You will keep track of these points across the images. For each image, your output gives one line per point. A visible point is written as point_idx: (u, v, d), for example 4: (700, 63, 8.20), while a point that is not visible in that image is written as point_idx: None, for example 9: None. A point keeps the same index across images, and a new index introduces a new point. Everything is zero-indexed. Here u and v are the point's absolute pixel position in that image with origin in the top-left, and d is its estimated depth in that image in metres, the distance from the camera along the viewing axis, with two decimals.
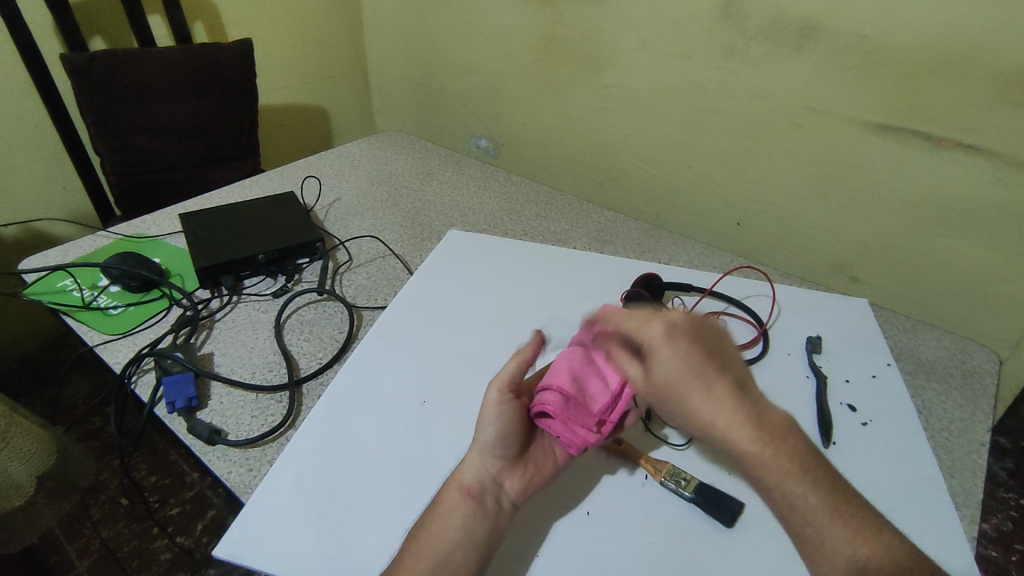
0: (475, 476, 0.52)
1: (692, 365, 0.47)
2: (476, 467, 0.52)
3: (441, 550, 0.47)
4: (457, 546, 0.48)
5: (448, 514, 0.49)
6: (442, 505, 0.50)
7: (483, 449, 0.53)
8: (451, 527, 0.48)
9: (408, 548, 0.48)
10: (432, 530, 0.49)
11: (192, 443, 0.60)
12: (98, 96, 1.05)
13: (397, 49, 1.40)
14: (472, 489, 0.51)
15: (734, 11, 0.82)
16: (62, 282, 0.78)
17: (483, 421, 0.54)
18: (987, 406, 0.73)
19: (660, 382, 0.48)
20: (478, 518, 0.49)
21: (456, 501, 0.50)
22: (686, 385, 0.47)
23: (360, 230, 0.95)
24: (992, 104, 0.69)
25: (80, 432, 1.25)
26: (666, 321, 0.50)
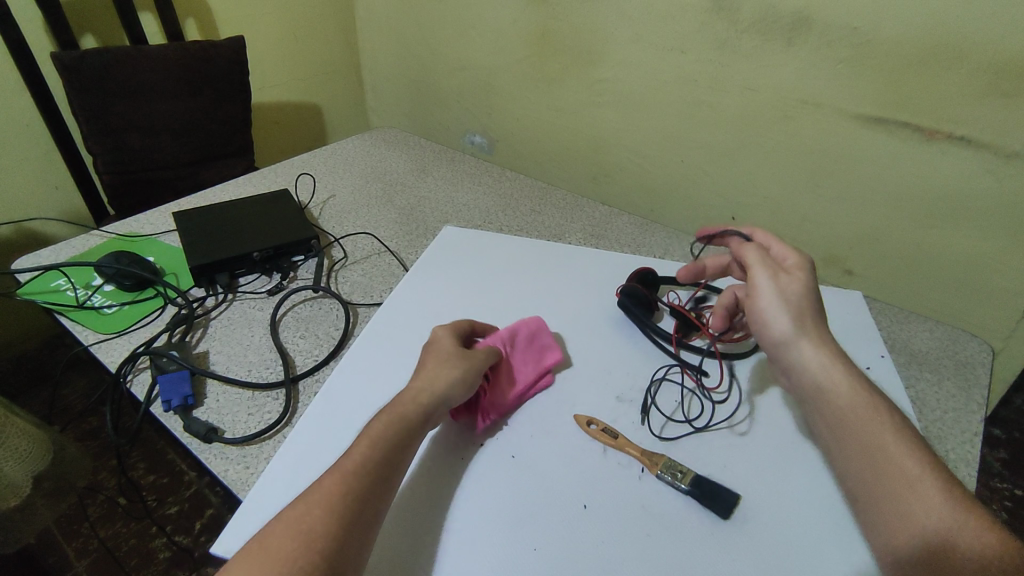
0: (430, 394, 0.54)
1: (816, 300, 0.53)
2: (434, 384, 0.55)
3: (372, 455, 0.49)
4: (388, 457, 0.49)
5: (390, 425, 0.51)
6: (385, 414, 0.52)
7: (447, 375, 0.56)
8: (389, 435, 0.50)
9: (348, 452, 0.49)
10: (365, 433, 0.50)
11: (188, 441, 0.60)
12: (89, 94, 1.05)
13: (390, 46, 1.39)
14: (420, 410, 0.53)
15: (726, 5, 0.82)
16: (56, 281, 0.78)
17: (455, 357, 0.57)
18: (980, 396, 0.73)
19: (791, 293, 0.52)
20: (412, 435, 0.52)
21: (401, 415, 0.52)
22: (810, 310, 0.52)
23: (354, 227, 0.95)
24: (984, 96, 0.69)
25: (76, 432, 1.25)
26: (811, 264, 0.55)
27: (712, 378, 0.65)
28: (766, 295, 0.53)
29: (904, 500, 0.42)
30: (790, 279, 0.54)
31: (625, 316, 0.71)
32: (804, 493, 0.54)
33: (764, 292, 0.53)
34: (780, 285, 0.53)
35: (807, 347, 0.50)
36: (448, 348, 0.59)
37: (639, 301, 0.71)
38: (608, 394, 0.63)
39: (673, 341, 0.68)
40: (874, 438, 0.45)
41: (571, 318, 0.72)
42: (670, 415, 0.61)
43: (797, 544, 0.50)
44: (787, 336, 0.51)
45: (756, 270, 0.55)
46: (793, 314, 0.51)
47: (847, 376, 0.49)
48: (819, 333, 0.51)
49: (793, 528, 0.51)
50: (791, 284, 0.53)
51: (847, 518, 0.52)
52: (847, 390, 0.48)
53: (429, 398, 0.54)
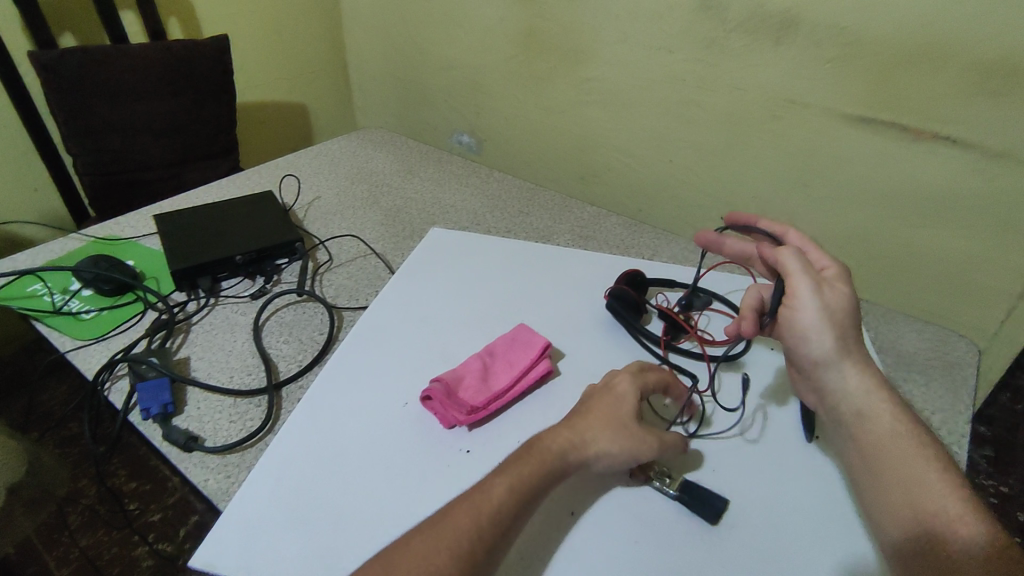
0: (568, 457, 0.51)
1: (856, 316, 0.54)
2: (581, 447, 0.51)
3: (491, 517, 0.46)
4: (507, 520, 0.46)
5: (518, 484, 0.48)
6: (515, 470, 0.49)
7: (605, 446, 0.51)
8: (516, 495, 0.47)
9: (464, 508, 0.46)
10: (488, 489, 0.48)
11: (168, 450, 0.59)
12: (67, 93, 1.03)
13: (377, 45, 1.38)
14: (554, 472, 0.50)
15: (714, 4, 0.82)
16: (32, 286, 0.76)
17: (632, 428, 0.52)
18: (967, 396, 0.73)
19: (836, 310, 0.53)
20: (537, 494, 0.49)
21: (531, 476, 0.49)
22: (852, 328, 0.53)
23: (340, 229, 0.93)
24: (969, 96, 0.69)
25: (55, 439, 1.23)
26: (848, 273, 0.56)
27: (700, 381, 0.65)
28: (810, 311, 0.53)
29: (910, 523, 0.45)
30: (833, 293, 0.53)
31: (612, 319, 0.71)
32: (793, 498, 0.54)
33: (810, 305, 0.53)
34: (826, 300, 0.53)
35: (849, 368, 0.52)
36: (629, 413, 0.53)
37: (627, 303, 0.70)
38: None
39: (661, 343, 0.67)
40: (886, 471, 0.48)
41: (560, 321, 0.72)
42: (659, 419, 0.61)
43: (786, 550, 0.50)
44: (829, 356, 0.52)
45: (799, 280, 0.54)
46: (836, 331, 0.52)
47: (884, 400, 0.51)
48: (859, 351, 0.53)
49: (780, 533, 0.51)
50: (835, 298, 0.53)
51: (838, 525, 0.52)
52: (883, 416, 0.50)
53: (565, 460, 0.50)
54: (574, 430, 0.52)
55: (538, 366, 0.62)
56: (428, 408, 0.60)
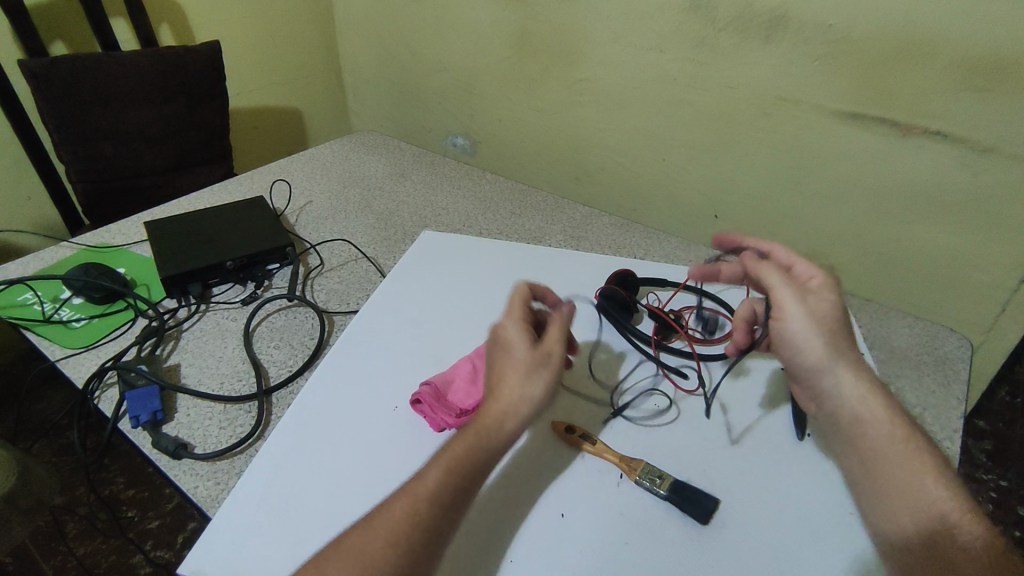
0: (499, 427, 0.49)
1: (845, 321, 0.53)
2: (504, 409, 0.50)
3: (426, 501, 0.45)
4: (441, 502, 0.46)
5: (450, 464, 0.47)
6: (447, 451, 0.48)
7: (519, 399, 0.50)
8: (450, 476, 0.47)
9: (399, 494, 0.46)
10: (423, 477, 0.47)
11: (157, 457, 0.59)
12: (58, 101, 1.03)
13: (370, 48, 1.38)
14: (487, 445, 0.49)
15: (703, 3, 0.82)
16: (22, 295, 0.76)
17: (529, 368, 0.52)
18: (958, 392, 0.73)
19: (823, 316, 0.53)
20: (475, 473, 0.48)
21: (463, 454, 0.48)
22: (840, 332, 0.52)
23: (331, 234, 0.93)
24: (959, 91, 0.69)
25: (52, 447, 1.23)
26: (836, 284, 0.56)
27: (690, 381, 0.65)
28: (797, 320, 0.53)
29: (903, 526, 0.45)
30: (818, 302, 0.53)
31: (603, 319, 0.70)
32: (784, 497, 0.54)
33: (796, 314, 0.53)
34: (811, 308, 0.53)
35: (842, 370, 0.51)
36: (521, 354, 0.53)
37: (617, 303, 0.70)
38: (587, 400, 0.62)
39: (652, 343, 0.67)
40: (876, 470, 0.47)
41: None
42: (649, 421, 0.60)
43: (779, 550, 0.50)
44: (823, 361, 0.51)
45: (782, 294, 0.54)
46: (826, 336, 0.52)
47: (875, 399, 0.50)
48: (851, 354, 0.52)
49: (770, 531, 0.51)
50: (820, 305, 0.53)
51: (829, 523, 0.52)
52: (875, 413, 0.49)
53: (498, 430, 0.49)
54: (497, 392, 0.51)
55: None
56: (419, 414, 0.59)
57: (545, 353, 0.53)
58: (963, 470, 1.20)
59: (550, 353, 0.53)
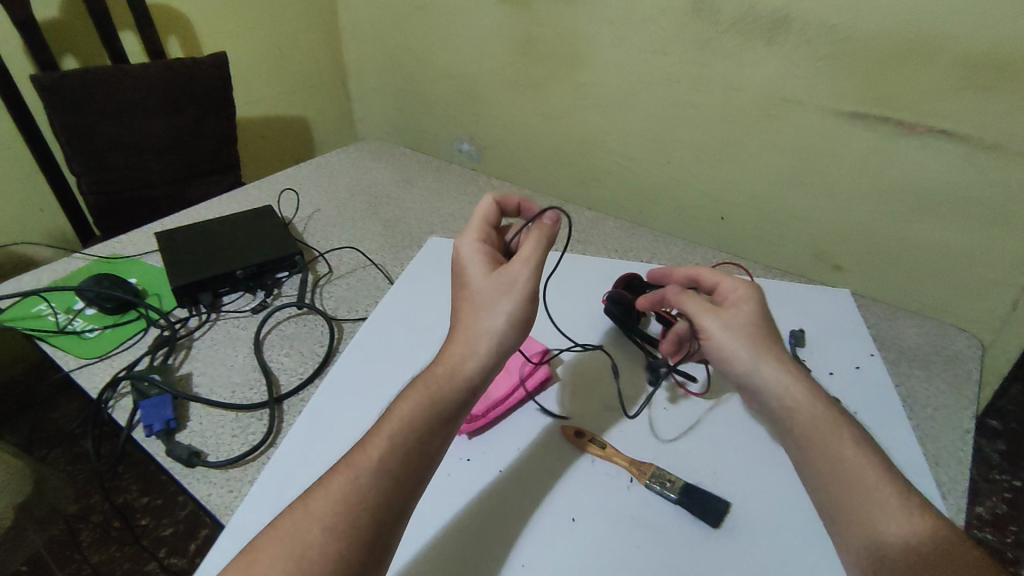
0: (454, 374, 0.46)
1: (762, 323, 0.52)
2: (462, 352, 0.47)
3: (370, 471, 0.42)
4: (392, 464, 0.42)
5: (397, 429, 0.44)
6: (394, 413, 0.45)
7: (474, 342, 0.47)
8: (397, 440, 0.43)
9: (339, 467, 0.43)
10: (367, 446, 0.43)
11: (171, 465, 0.59)
12: (70, 114, 1.04)
13: (375, 57, 1.39)
14: (440, 401, 0.45)
15: (707, 5, 0.82)
16: (37, 307, 0.77)
17: (489, 299, 0.48)
18: (970, 392, 0.72)
19: (739, 325, 0.51)
20: (429, 433, 0.44)
21: (412, 417, 0.44)
22: (761, 335, 0.51)
23: (339, 242, 0.94)
24: (965, 89, 0.69)
25: (67, 456, 1.24)
26: (755, 291, 0.54)
27: (699, 383, 0.65)
28: (721, 337, 0.51)
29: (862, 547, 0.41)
30: (735, 313, 0.52)
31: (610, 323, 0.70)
32: (796, 499, 0.54)
33: (715, 332, 0.51)
34: (729, 322, 0.52)
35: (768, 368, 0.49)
36: (479, 286, 0.49)
37: (625, 306, 0.70)
38: (596, 405, 0.62)
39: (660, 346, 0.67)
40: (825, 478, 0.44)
41: (558, 326, 0.72)
42: (658, 424, 0.61)
43: (792, 552, 0.50)
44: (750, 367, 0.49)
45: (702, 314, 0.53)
46: (750, 345, 0.50)
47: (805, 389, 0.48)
48: (775, 351, 0.50)
49: (782, 533, 0.51)
50: (738, 316, 0.52)
51: None
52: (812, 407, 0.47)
53: (450, 384, 0.46)
54: (453, 342, 0.48)
55: (536, 374, 0.63)
56: None
57: (507, 276, 0.48)
58: (977, 470, 1.19)
59: (515, 271, 0.48)
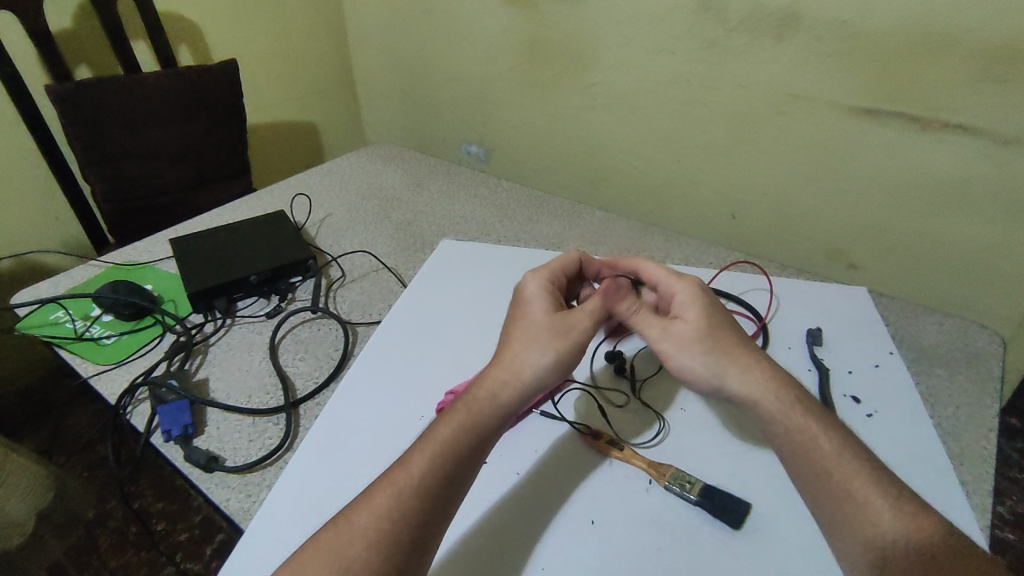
0: (495, 398, 0.49)
1: (713, 327, 0.54)
2: (505, 376, 0.49)
3: (410, 489, 0.44)
4: (429, 486, 0.45)
5: (437, 448, 0.46)
6: (436, 431, 0.47)
7: (520, 369, 0.50)
8: (436, 459, 0.46)
9: (380, 483, 0.45)
10: (408, 462, 0.46)
11: (189, 470, 0.59)
12: (84, 124, 1.05)
13: (382, 62, 1.40)
14: (481, 422, 0.48)
15: (715, 4, 0.82)
16: (54, 314, 0.78)
17: (542, 331, 0.51)
18: (994, 389, 0.71)
19: (685, 339, 0.53)
20: (467, 452, 0.47)
21: (452, 436, 0.47)
22: (713, 343, 0.52)
23: (351, 246, 0.94)
24: (981, 83, 0.68)
25: (84, 462, 1.25)
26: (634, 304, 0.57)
27: None
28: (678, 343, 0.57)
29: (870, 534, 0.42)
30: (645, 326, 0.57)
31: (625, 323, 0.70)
32: None
33: (670, 354, 0.53)
34: (677, 339, 0.53)
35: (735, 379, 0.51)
36: (538, 319, 0.53)
37: None
38: (613, 405, 0.62)
39: None
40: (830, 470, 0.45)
41: None
42: (677, 424, 0.60)
43: (816, 552, 0.49)
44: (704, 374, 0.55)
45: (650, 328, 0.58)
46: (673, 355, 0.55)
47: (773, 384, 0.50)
48: (733, 355, 0.52)
49: (806, 534, 0.50)
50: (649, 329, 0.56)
51: None
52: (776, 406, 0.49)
53: (491, 406, 0.48)
54: (497, 365, 0.50)
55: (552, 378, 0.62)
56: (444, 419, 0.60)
57: (568, 321, 0.52)
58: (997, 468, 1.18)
59: (572, 316, 0.53)
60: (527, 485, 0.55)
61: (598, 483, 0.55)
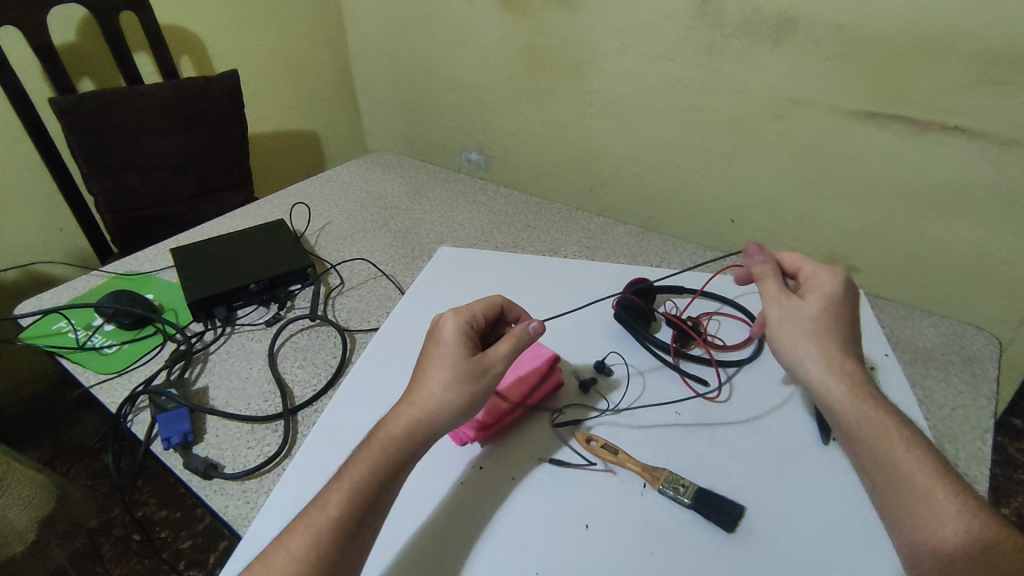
0: (408, 438, 0.49)
1: (834, 321, 0.51)
2: (418, 417, 0.49)
3: (325, 531, 0.44)
4: (347, 524, 0.45)
5: (352, 488, 0.46)
6: (350, 471, 0.47)
7: (431, 411, 0.49)
8: (352, 499, 0.46)
9: (298, 525, 0.45)
10: (323, 503, 0.46)
11: (188, 478, 0.60)
12: (88, 136, 1.06)
13: (383, 71, 1.41)
14: (394, 462, 0.48)
15: (711, 9, 0.82)
16: (57, 324, 0.79)
17: (453, 375, 0.50)
18: (989, 390, 0.71)
19: (795, 315, 0.52)
20: (379, 493, 0.47)
21: (366, 475, 0.47)
22: (816, 330, 0.51)
23: (350, 253, 0.95)
24: (975, 85, 0.68)
25: (87, 471, 1.26)
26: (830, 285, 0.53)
27: (711, 388, 0.65)
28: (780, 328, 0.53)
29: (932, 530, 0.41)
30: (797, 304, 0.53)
31: (621, 328, 0.71)
32: (813, 502, 0.53)
33: (773, 321, 0.53)
34: (791, 311, 0.52)
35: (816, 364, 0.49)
36: (449, 363, 0.51)
37: (635, 312, 0.71)
38: (607, 409, 0.63)
39: (670, 351, 0.67)
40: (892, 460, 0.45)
41: (568, 332, 0.72)
42: (670, 429, 0.60)
43: (810, 555, 0.49)
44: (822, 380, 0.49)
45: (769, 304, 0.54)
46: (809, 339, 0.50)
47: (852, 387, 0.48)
48: (830, 346, 0.50)
49: (799, 538, 0.50)
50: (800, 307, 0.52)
51: (861, 528, 0.51)
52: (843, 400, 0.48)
53: (404, 449, 0.48)
54: (409, 405, 0.50)
55: (546, 387, 0.62)
56: None
57: (481, 366, 0.51)
58: (1001, 470, 1.18)
59: (483, 360, 0.52)
60: (522, 491, 0.55)
61: (593, 488, 0.55)
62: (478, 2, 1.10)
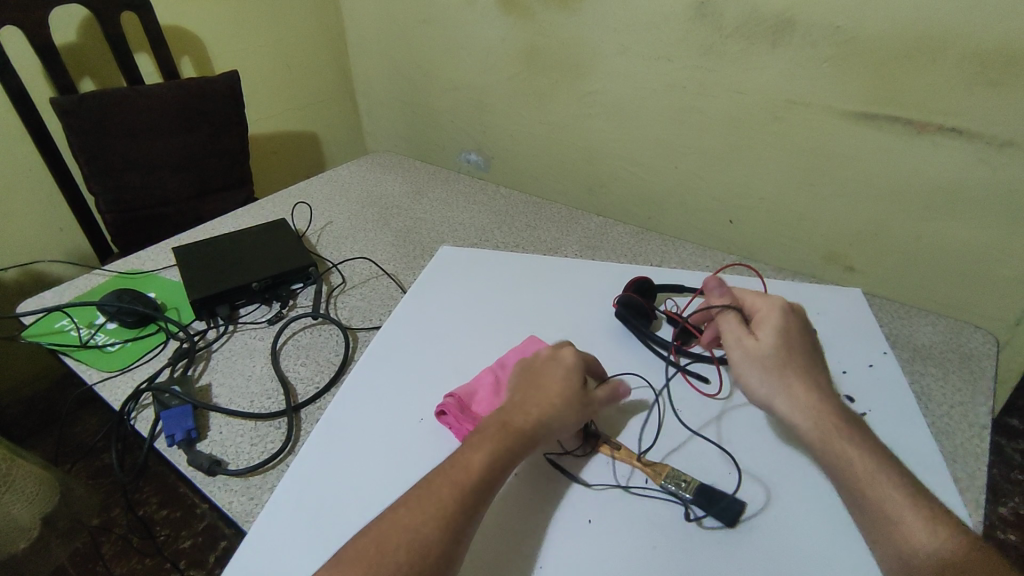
0: (536, 427, 0.54)
1: (789, 355, 0.54)
2: (542, 411, 0.55)
3: (468, 492, 0.49)
4: (484, 489, 0.49)
5: (490, 460, 0.51)
6: (487, 445, 0.52)
7: (559, 413, 0.55)
8: (490, 469, 0.50)
9: (441, 481, 0.49)
10: (463, 462, 0.50)
11: (192, 475, 0.60)
12: (89, 136, 1.07)
13: (384, 72, 1.42)
14: (524, 448, 0.53)
15: (710, 11, 0.83)
16: (59, 322, 0.79)
17: (572, 386, 0.57)
18: (986, 388, 0.72)
19: (759, 355, 0.54)
20: (509, 468, 0.52)
21: (499, 450, 0.52)
22: (780, 361, 0.53)
23: (352, 252, 0.95)
24: (972, 87, 0.69)
25: (89, 470, 1.26)
26: (783, 319, 0.56)
27: (712, 386, 0.65)
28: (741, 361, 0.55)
29: (905, 541, 0.43)
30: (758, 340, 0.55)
31: (622, 326, 0.71)
32: (815, 500, 0.53)
33: (737, 360, 0.55)
34: (749, 351, 0.55)
35: (786, 397, 0.52)
36: (570, 374, 0.58)
37: (636, 310, 0.71)
38: (608, 404, 0.63)
39: (671, 349, 0.68)
40: (849, 467, 0.47)
41: (570, 331, 0.72)
42: (671, 426, 0.61)
43: (811, 551, 0.50)
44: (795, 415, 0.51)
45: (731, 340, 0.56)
46: (769, 375, 0.53)
47: (817, 407, 0.51)
48: (796, 382, 0.52)
49: (799, 536, 0.51)
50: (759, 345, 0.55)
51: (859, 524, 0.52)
52: (808, 426, 0.50)
53: (533, 434, 0.53)
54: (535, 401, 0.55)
55: None
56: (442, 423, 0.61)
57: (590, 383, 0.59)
58: (999, 469, 1.19)
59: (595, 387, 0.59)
60: (525, 487, 0.55)
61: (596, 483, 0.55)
62: (479, 4, 1.10)
